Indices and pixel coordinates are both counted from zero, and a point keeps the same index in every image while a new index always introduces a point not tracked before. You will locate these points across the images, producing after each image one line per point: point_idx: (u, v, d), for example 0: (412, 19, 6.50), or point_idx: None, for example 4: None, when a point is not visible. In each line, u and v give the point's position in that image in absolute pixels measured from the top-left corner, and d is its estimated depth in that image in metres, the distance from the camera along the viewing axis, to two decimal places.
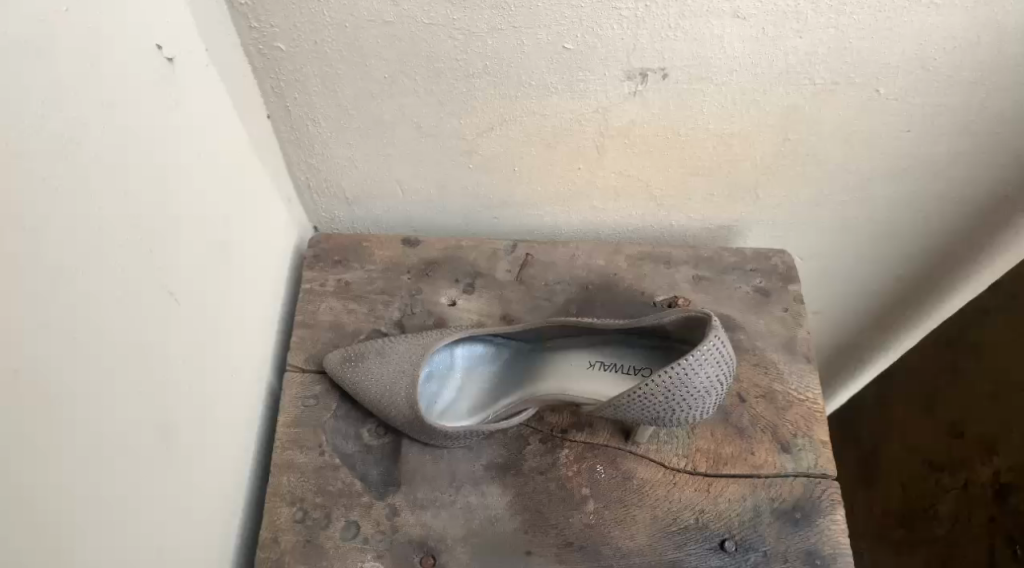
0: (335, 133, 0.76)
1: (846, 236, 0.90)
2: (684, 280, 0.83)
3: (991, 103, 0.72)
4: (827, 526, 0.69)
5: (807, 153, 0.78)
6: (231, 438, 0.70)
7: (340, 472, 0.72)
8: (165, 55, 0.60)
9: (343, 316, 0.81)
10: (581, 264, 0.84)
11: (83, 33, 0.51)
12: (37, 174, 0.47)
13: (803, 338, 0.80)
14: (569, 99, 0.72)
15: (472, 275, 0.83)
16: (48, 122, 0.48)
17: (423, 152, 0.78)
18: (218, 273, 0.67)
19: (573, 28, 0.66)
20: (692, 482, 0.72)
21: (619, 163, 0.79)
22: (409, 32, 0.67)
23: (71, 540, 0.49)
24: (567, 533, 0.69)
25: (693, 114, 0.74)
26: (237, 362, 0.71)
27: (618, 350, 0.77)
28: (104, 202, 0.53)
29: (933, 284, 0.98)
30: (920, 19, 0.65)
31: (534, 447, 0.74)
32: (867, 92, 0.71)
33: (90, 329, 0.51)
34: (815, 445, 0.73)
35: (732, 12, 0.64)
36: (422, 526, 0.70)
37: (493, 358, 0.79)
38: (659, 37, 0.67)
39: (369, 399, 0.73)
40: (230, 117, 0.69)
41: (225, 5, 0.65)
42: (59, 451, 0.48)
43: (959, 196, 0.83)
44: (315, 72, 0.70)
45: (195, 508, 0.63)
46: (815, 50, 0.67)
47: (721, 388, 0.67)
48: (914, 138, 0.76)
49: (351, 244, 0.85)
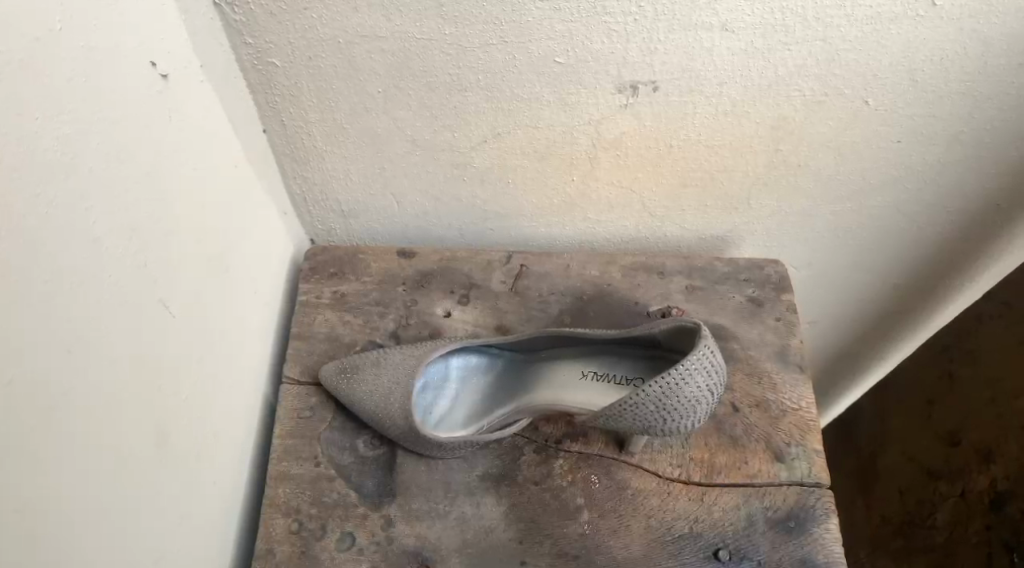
0: (330, 146, 0.77)
1: (841, 246, 0.90)
2: (678, 289, 0.84)
3: (980, 113, 0.73)
4: (820, 534, 0.69)
5: (798, 164, 0.79)
6: (227, 448, 0.70)
7: (335, 483, 0.73)
8: (159, 72, 0.60)
9: (338, 327, 0.81)
10: (575, 274, 0.85)
11: (78, 51, 0.52)
12: (31, 190, 0.48)
13: (797, 347, 0.80)
14: (561, 112, 0.73)
15: (467, 286, 0.84)
16: (42, 139, 0.49)
17: (417, 165, 0.79)
18: (214, 285, 0.68)
19: (564, 42, 0.67)
20: (686, 492, 0.72)
21: (612, 174, 0.80)
22: (402, 48, 0.68)
23: (71, 542, 0.49)
24: (562, 543, 0.70)
25: (684, 126, 0.74)
26: (234, 374, 0.72)
27: (611, 360, 0.78)
28: (98, 215, 0.53)
29: (926, 291, 0.98)
30: (908, 31, 0.66)
31: (529, 458, 0.74)
32: (857, 103, 0.72)
33: (85, 342, 0.52)
34: (809, 454, 0.73)
35: (721, 25, 0.65)
36: (417, 537, 0.70)
37: (487, 367, 0.80)
38: (649, 50, 0.67)
39: (364, 410, 0.74)
40: (226, 134, 0.70)
41: (219, 21, 0.66)
42: (53, 461, 0.49)
43: (950, 205, 0.84)
44: (309, 87, 0.71)
45: (191, 517, 0.64)
46: (804, 62, 0.68)
47: (713, 397, 0.68)
48: (904, 147, 0.77)
49: (347, 256, 0.86)
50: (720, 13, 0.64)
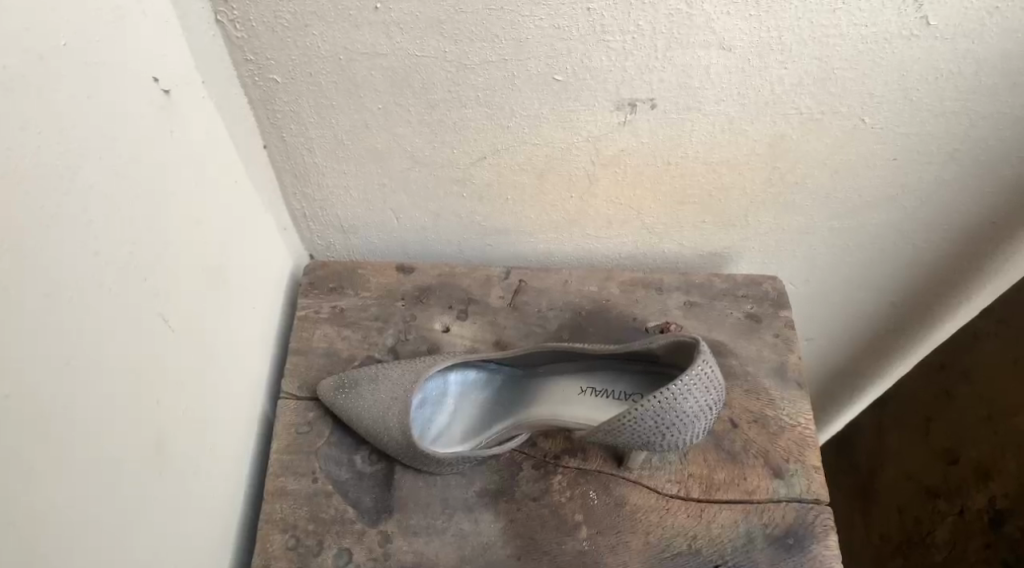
0: (330, 163, 0.78)
1: (839, 263, 0.91)
2: (675, 306, 0.84)
3: (976, 131, 0.74)
4: (819, 551, 0.69)
5: (796, 182, 0.79)
6: (223, 462, 0.70)
7: (333, 499, 0.72)
8: (161, 87, 0.61)
9: (337, 343, 0.81)
10: (573, 289, 0.85)
11: (80, 67, 0.52)
12: (34, 203, 0.48)
13: (794, 363, 0.80)
14: (559, 129, 0.74)
15: (465, 301, 0.84)
16: (44, 154, 0.49)
17: (416, 181, 0.79)
18: (213, 298, 0.68)
19: (563, 60, 0.68)
20: (685, 508, 0.72)
21: (610, 190, 0.80)
22: (402, 65, 0.68)
23: (70, 547, 0.49)
24: (560, 559, 0.69)
25: (682, 143, 0.75)
26: (231, 388, 0.72)
27: (609, 375, 0.78)
28: (98, 230, 0.53)
29: (924, 309, 0.99)
30: (903, 50, 0.66)
31: (527, 474, 0.74)
32: (852, 121, 0.73)
33: (81, 355, 0.51)
34: (808, 470, 0.73)
35: (718, 43, 0.66)
36: (415, 553, 0.70)
37: (486, 382, 0.80)
38: (647, 68, 0.68)
39: (362, 425, 0.74)
40: (225, 148, 0.71)
41: (221, 39, 0.66)
42: (50, 474, 0.48)
43: (946, 222, 0.84)
44: (309, 104, 0.72)
45: (188, 529, 0.63)
46: (800, 81, 0.69)
47: (711, 413, 0.68)
48: (900, 165, 0.77)
49: (346, 271, 0.86)
50: (717, 32, 0.65)
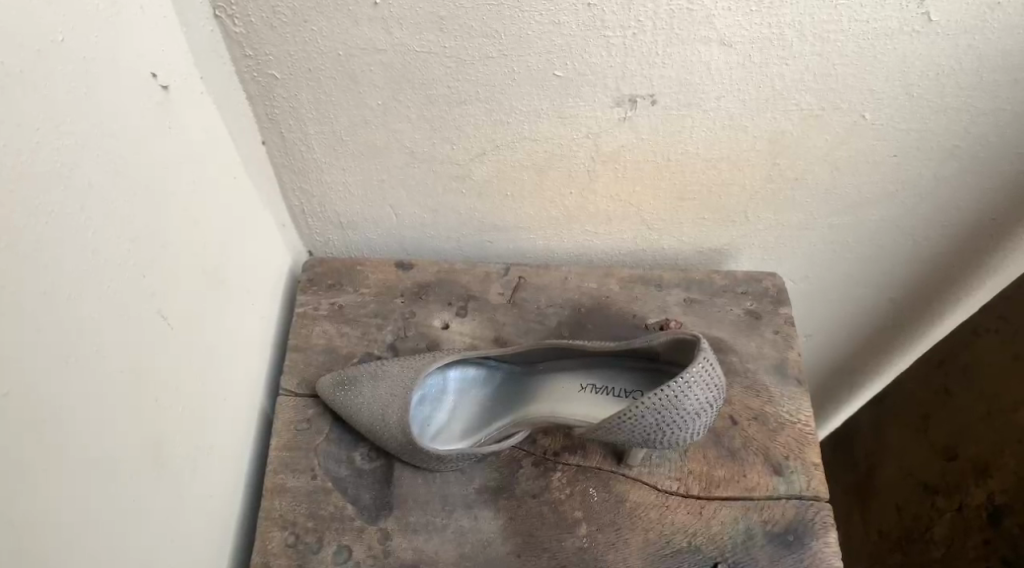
0: (329, 159, 0.77)
1: (839, 260, 0.91)
2: (675, 303, 0.84)
3: (976, 127, 0.73)
4: (819, 548, 0.69)
5: (796, 178, 0.79)
6: (222, 460, 0.70)
7: (332, 496, 0.72)
8: (159, 83, 0.61)
9: (336, 340, 0.81)
10: (572, 286, 0.85)
11: (77, 62, 0.52)
12: (33, 199, 0.48)
13: (795, 360, 0.80)
14: (559, 126, 0.73)
15: (464, 298, 0.84)
16: (42, 150, 0.49)
17: (415, 177, 0.79)
18: (212, 297, 0.68)
19: (563, 56, 0.67)
20: (685, 505, 0.72)
21: (610, 187, 0.80)
22: (402, 61, 0.68)
23: (70, 544, 0.49)
24: (559, 557, 0.69)
25: (682, 140, 0.75)
26: (230, 386, 0.72)
27: (609, 372, 0.77)
28: (96, 227, 0.53)
29: (923, 305, 0.99)
30: (904, 46, 0.66)
31: (527, 471, 0.74)
32: (852, 118, 0.72)
33: (81, 354, 0.51)
34: (807, 467, 0.73)
35: (719, 39, 0.65)
36: (414, 551, 0.70)
37: (486, 379, 0.80)
38: (648, 63, 0.68)
39: (361, 422, 0.74)
40: (223, 145, 0.70)
41: (219, 34, 0.66)
42: (48, 472, 0.48)
43: (946, 219, 0.84)
44: (308, 99, 0.71)
45: (188, 526, 0.63)
46: (801, 76, 0.69)
47: (711, 410, 0.68)
48: (900, 162, 0.77)
49: (345, 268, 0.86)
50: (718, 28, 0.64)
